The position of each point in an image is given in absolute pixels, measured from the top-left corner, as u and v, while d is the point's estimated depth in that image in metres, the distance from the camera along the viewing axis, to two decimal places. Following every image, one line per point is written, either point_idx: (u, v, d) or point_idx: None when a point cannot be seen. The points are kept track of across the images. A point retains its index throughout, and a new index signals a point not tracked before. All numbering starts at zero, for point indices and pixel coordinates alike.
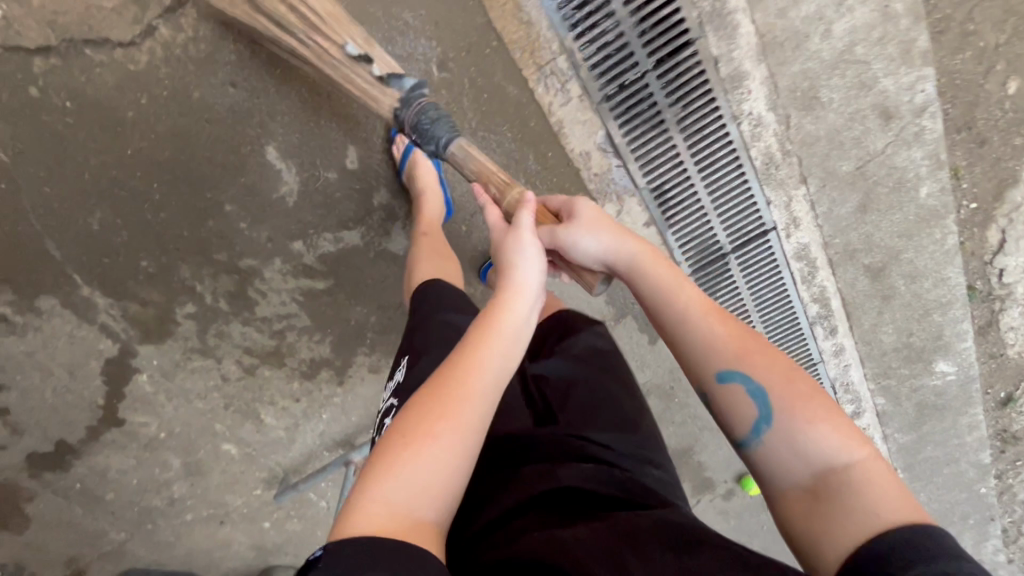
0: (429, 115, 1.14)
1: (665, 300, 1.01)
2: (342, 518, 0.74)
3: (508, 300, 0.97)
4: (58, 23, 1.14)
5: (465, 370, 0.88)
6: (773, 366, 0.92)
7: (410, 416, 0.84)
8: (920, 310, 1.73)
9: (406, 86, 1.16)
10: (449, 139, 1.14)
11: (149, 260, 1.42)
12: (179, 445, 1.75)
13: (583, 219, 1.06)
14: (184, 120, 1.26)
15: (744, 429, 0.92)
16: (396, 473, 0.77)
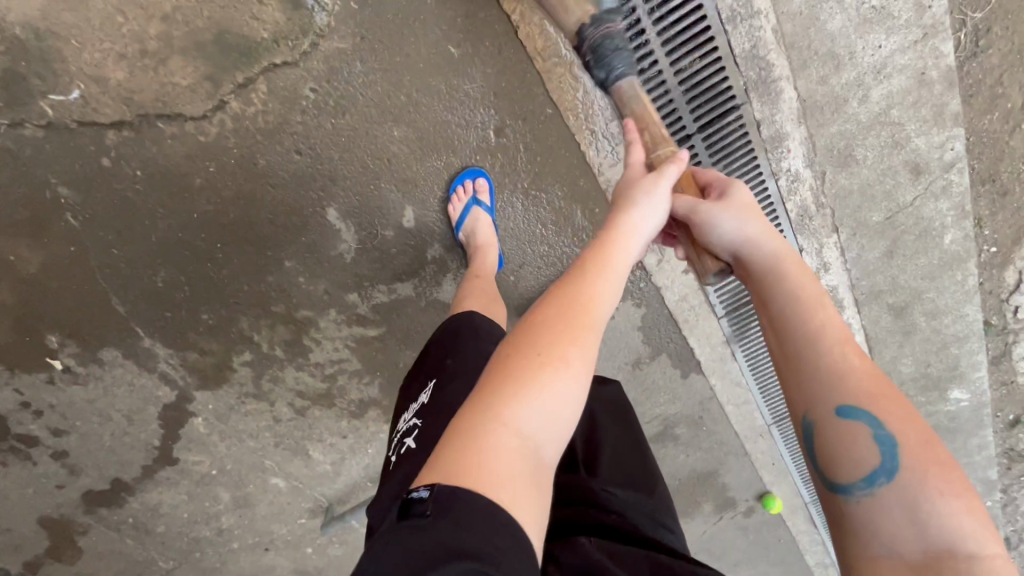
0: (613, 43, 1.12)
1: (797, 316, 0.93)
2: (463, 457, 0.71)
3: (623, 238, 0.97)
4: (133, 99, 1.18)
5: (585, 297, 0.87)
6: (910, 422, 0.84)
7: (535, 342, 0.82)
8: (938, 343, 1.82)
9: (602, 7, 1.13)
10: (623, 75, 1.13)
11: (210, 313, 1.46)
12: (230, 480, 1.80)
13: (736, 202, 1.03)
14: (250, 185, 1.30)
15: (851, 466, 0.84)
16: (530, 398, 0.76)
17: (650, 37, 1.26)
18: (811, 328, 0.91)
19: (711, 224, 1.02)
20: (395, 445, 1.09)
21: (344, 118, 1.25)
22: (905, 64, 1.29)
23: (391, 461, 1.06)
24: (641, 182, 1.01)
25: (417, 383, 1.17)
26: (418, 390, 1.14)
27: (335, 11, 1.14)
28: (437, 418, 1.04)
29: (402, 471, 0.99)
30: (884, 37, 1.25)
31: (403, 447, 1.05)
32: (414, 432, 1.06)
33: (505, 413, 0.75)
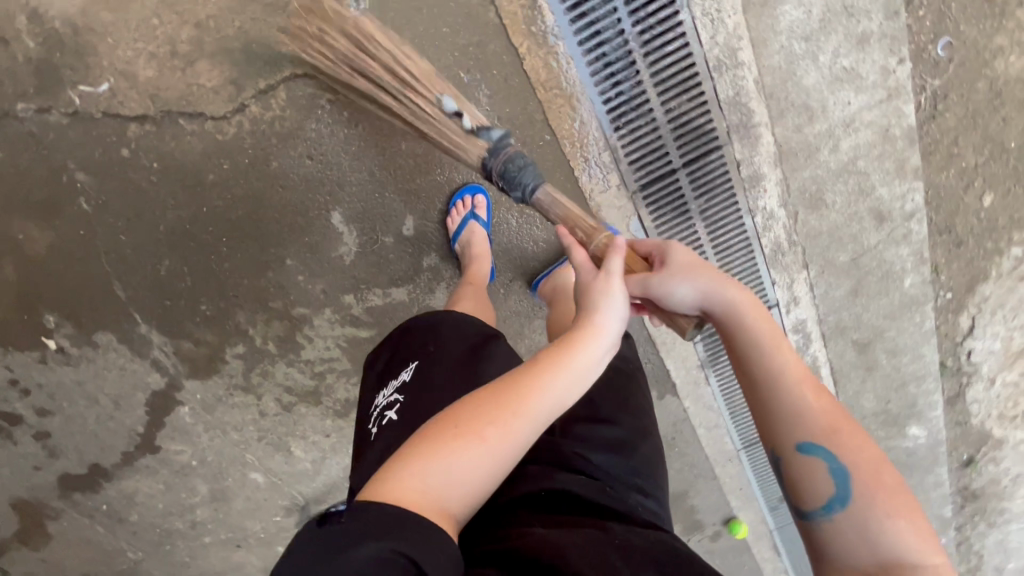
0: (519, 163, 1.17)
1: (757, 363, 0.97)
2: (379, 490, 0.80)
3: (585, 336, 0.99)
4: (159, 96, 1.25)
5: (518, 385, 0.93)
6: (862, 449, 0.90)
7: (465, 413, 0.90)
8: (898, 381, 1.93)
9: (492, 137, 1.19)
10: (537, 186, 1.17)
11: (208, 304, 1.51)
12: (209, 472, 1.82)
13: (678, 266, 1.04)
14: (260, 184, 1.37)
15: (809, 497, 0.91)
16: (438, 460, 0.84)
17: (644, 78, 1.34)
18: (773, 373, 0.96)
19: (664, 293, 1.03)
20: (375, 418, 1.16)
21: (356, 128, 1.34)
22: (873, 119, 1.42)
23: (372, 433, 1.13)
24: (587, 279, 1.03)
25: (396, 363, 1.23)
26: (399, 367, 1.21)
27: None
28: (419, 396, 1.12)
29: (382, 443, 1.08)
30: (852, 94, 1.39)
31: (385, 418, 1.12)
32: (395, 407, 1.13)
33: (421, 463, 0.83)
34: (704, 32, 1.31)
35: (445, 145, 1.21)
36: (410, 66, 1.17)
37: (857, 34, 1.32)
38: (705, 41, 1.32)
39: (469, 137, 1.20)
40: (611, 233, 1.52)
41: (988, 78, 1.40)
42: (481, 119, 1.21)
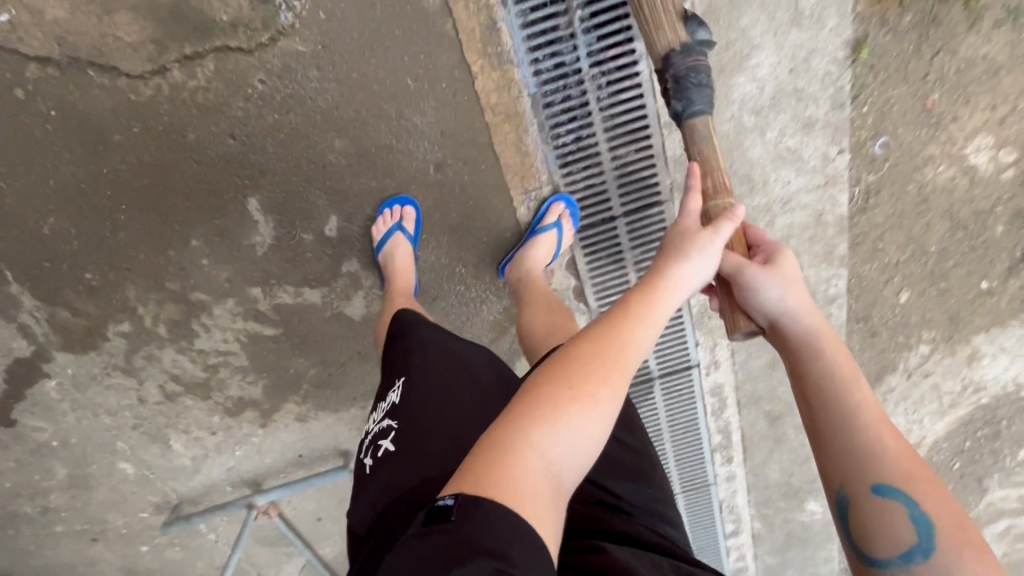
0: (701, 74, 0.99)
1: (833, 393, 0.88)
2: (491, 473, 0.73)
3: (667, 286, 0.95)
4: (66, 40, 1.13)
5: (621, 343, 0.88)
6: (945, 502, 0.81)
7: (566, 378, 0.83)
8: (802, 456, 1.97)
9: (697, 36, 1.01)
10: (704, 113, 1.00)
11: (94, 273, 1.37)
12: (70, 456, 1.64)
13: (783, 270, 0.96)
14: (172, 155, 1.26)
15: (881, 545, 0.82)
16: (558, 429, 0.78)
17: (595, 121, 1.32)
18: (849, 402, 0.87)
19: (753, 289, 0.96)
20: (366, 449, 1.02)
21: (288, 115, 1.25)
22: (807, 201, 1.45)
23: (365, 467, 0.99)
24: (692, 234, 0.97)
25: (383, 381, 1.12)
26: (385, 390, 1.09)
27: (301, 15, 1.16)
28: (414, 414, 1.00)
29: (383, 475, 0.94)
30: (792, 175, 1.42)
31: (379, 449, 0.98)
32: (391, 433, 1.00)
33: (530, 440, 0.77)
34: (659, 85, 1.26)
35: (642, 23, 1.04)
36: None
37: (803, 118, 1.34)
38: (660, 95, 1.28)
39: (678, 25, 1.02)
40: (563, 205, 1.42)
41: (919, 183, 1.46)
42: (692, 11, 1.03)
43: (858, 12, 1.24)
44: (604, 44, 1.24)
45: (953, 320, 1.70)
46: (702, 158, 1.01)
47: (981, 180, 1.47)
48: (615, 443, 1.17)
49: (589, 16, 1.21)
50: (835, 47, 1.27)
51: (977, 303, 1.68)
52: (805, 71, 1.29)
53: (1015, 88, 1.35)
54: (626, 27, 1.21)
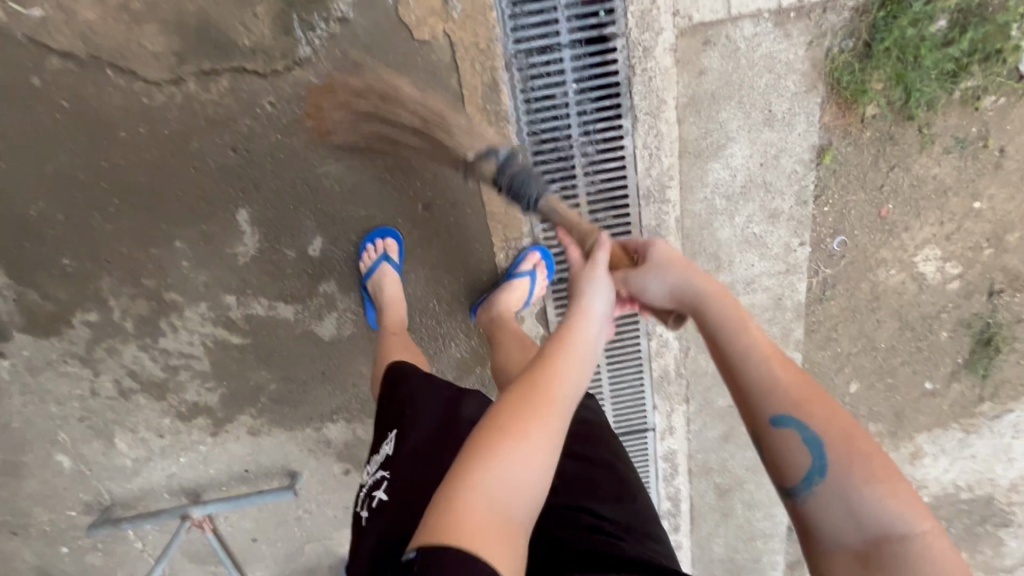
0: (524, 174, 1.20)
1: (728, 339, 0.90)
2: (438, 525, 0.72)
3: (576, 323, 1.00)
4: (93, 41, 1.21)
5: (543, 380, 0.90)
6: (835, 419, 0.82)
7: (495, 423, 0.84)
8: (748, 534, 1.97)
9: (500, 156, 1.24)
10: (540, 196, 1.18)
11: (72, 260, 1.39)
12: (8, 440, 1.60)
13: (655, 259, 1.03)
14: (173, 159, 1.31)
15: (785, 469, 0.82)
16: (494, 470, 0.78)
17: (578, 184, 1.41)
18: (734, 345, 0.89)
19: (640, 288, 1.03)
20: (363, 501, 1.02)
21: (291, 138, 1.32)
22: (769, 285, 1.54)
23: (362, 517, 0.99)
24: (580, 272, 1.06)
25: (382, 431, 1.12)
26: (381, 441, 1.10)
27: (319, 50, 1.25)
28: (404, 465, 0.99)
29: (378, 525, 0.94)
30: (756, 259, 1.51)
31: (374, 499, 0.99)
32: (384, 483, 1.00)
33: (469, 485, 0.77)
34: (641, 162, 1.39)
35: (466, 168, 1.28)
36: (431, 104, 1.30)
37: (770, 209, 1.45)
38: (641, 170, 1.40)
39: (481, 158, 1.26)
40: (539, 254, 1.47)
41: (871, 281, 1.57)
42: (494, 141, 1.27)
43: (824, 122, 1.37)
44: (595, 116, 1.35)
45: (899, 417, 1.78)
46: (561, 223, 1.16)
47: (929, 287, 1.59)
48: (597, 467, 1.12)
49: (583, 90, 1.33)
50: (802, 150, 1.39)
51: (921, 403, 1.76)
52: (774, 167, 1.40)
53: (960, 210, 1.49)
54: (616, 104, 1.34)
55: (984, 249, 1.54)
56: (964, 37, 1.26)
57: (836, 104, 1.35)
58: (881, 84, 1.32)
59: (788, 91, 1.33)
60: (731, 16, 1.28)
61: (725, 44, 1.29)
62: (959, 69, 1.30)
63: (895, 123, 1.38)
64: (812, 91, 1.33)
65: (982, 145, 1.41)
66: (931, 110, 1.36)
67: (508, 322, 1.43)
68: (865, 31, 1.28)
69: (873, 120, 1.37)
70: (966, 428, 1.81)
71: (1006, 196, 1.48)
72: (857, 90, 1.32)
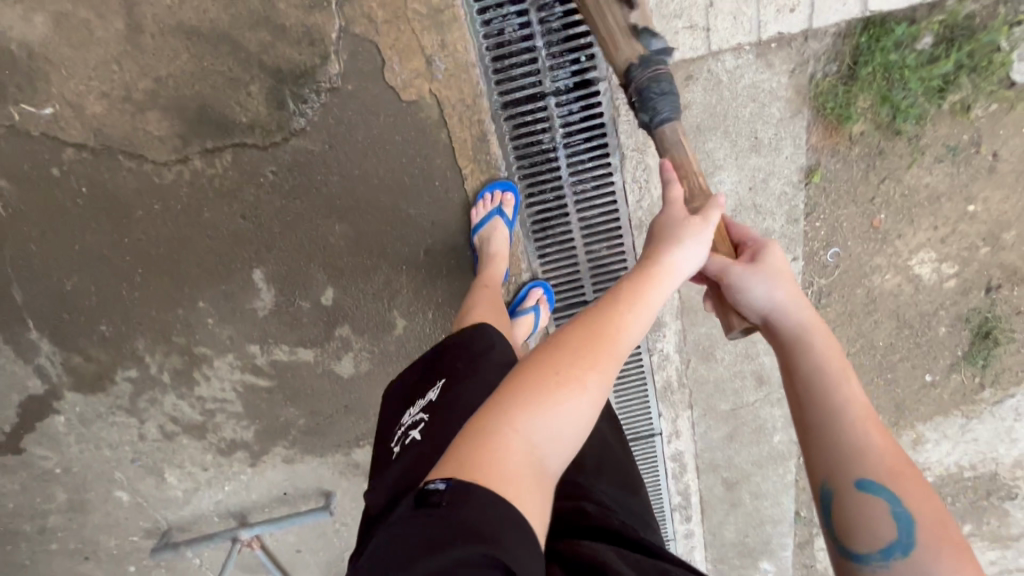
0: (664, 83, 0.98)
1: (820, 386, 0.88)
2: (480, 454, 0.77)
3: (660, 278, 0.95)
4: (102, 131, 1.28)
5: (612, 327, 0.91)
6: (924, 498, 0.82)
7: (549, 367, 0.86)
8: (757, 520, 2.08)
9: (652, 47, 1.01)
10: (669, 119, 0.99)
11: (108, 325, 1.51)
12: (72, 482, 1.76)
13: (767, 266, 0.96)
14: (188, 229, 1.40)
15: (866, 538, 0.82)
16: (542, 414, 0.81)
17: (573, 221, 1.46)
18: (837, 398, 0.87)
19: (741, 289, 0.96)
20: (398, 437, 1.11)
21: (296, 202, 1.39)
22: None
23: (393, 452, 1.08)
24: (681, 222, 0.96)
25: (425, 378, 1.20)
26: (424, 386, 1.18)
27: (312, 119, 1.30)
28: (443, 412, 1.07)
29: (406, 460, 1.02)
30: None
31: (407, 437, 1.08)
32: (419, 425, 1.09)
33: (518, 422, 0.80)
34: (631, 196, 1.41)
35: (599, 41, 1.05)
36: None
37: (761, 229, 1.48)
38: (631, 203, 1.42)
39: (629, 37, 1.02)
40: (541, 291, 1.54)
41: (866, 287, 1.61)
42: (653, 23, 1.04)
43: (812, 143, 1.38)
44: (585, 156, 1.38)
45: (900, 408, 1.84)
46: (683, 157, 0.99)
47: (925, 287, 1.61)
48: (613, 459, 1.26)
49: (571, 132, 1.36)
50: (790, 171, 1.41)
51: (922, 394, 1.80)
52: (764, 190, 1.43)
53: (954, 213, 1.50)
54: (603, 144, 1.36)
55: (981, 248, 1.55)
56: (950, 54, 1.25)
57: (823, 126, 1.36)
58: (867, 105, 1.32)
59: (773, 118, 1.34)
60: (711, 52, 1.28)
61: (707, 77, 1.31)
62: (947, 84, 1.29)
63: (884, 138, 1.39)
64: (798, 115, 1.34)
65: (974, 150, 1.41)
66: (920, 123, 1.36)
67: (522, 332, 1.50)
68: (849, 53, 1.28)
69: (861, 136, 1.38)
70: (967, 413, 1.85)
71: (1001, 198, 1.48)
72: (842, 115, 1.32)
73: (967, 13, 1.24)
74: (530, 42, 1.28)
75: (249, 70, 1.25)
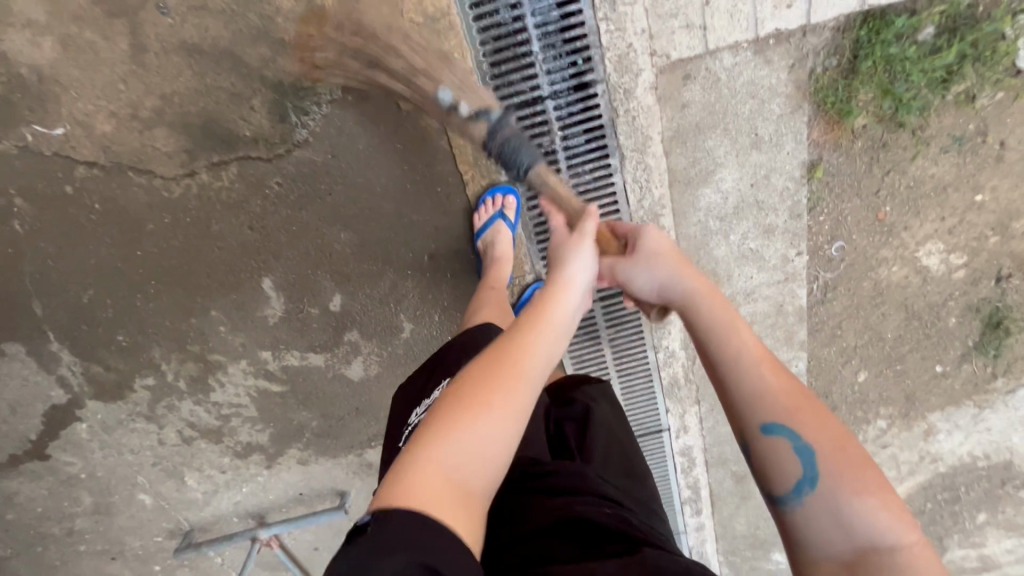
0: (513, 142, 1.14)
1: (714, 343, 0.93)
2: (396, 485, 0.76)
3: (560, 292, 1.01)
4: (112, 149, 1.31)
5: (514, 347, 0.92)
6: (823, 424, 0.83)
7: (458, 393, 0.87)
8: (767, 512, 2.08)
9: (493, 119, 1.17)
10: (530, 166, 1.14)
11: (125, 335, 1.55)
12: (96, 486, 1.82)
13: (644, 250, 1.06)
14: (198, 241, 1.43)
15: (778, 481, 0.83)
16: (452, 439, 0.80)
17: None
18: (725, 348, 0.92)
19: (629, 278, 1.07)
20: (406, 436, 1.13)
21: (301, 211, 1.41)
22: (769, 293, 1.59)
23: (401, 450, 1.10)
24: (563, 243, 1.08)
25: (433, 378, 1.21)
26: (432, 386, 1.19)
27: (315, 131, 1.32)
28: None
29: None
30: (754, 271, 1.55)
31: (415, 436, 1.09)
32: (426, 424, 1.10)
33: (432, 449, 0.80)
34: (632, 196, 1.42)
35: (455, 126, 1.24)
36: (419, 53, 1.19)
37: (764, 225, 1.48)
38: (632, 203, 1.44)
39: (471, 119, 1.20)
40: None
41: (873, 280, 1.59)
42: (484, 102, 1.18)
43: (813, 138, 1.38)
44: (584, 158, 1.39)
45: (910, 399, 1.81)
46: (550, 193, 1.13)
47: (934, 278, 1.59)
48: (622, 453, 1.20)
49: (570, 135, 1.36)
50: (792, 167, 1.40)
51: (933, 385, 1.77)
52: (765, 186, 1.43)
53: (961, 204, 1.48)
54: (603, 146, 1.37)
55: (990, 237, 1.53)
56: (953, 45, 1.24)
57: (824, 121, 1.35)
58: (868, 99, 1.32)
59: (773, 114, 1.34)
60: (709, 50, 1.28)
61: (705, 76, 1.30)
62: (950, 75, 1.28)
63: (887, 131, 1.37)
64: (798, 111, 1.34)
65: (981, 140, 1.39)
66: (924, 115, 1.35)
67: None
68: (848, 47, 1.28)
69: (863, 130, 1.37)
70: (980, 404, 1.82)
71: (1009, 186, 1.45)
72: (844, 110, 1.32)
73: (970, 3, 1.23)
74: (526, 48, 1.28)
75: (252, 85, 1.27)
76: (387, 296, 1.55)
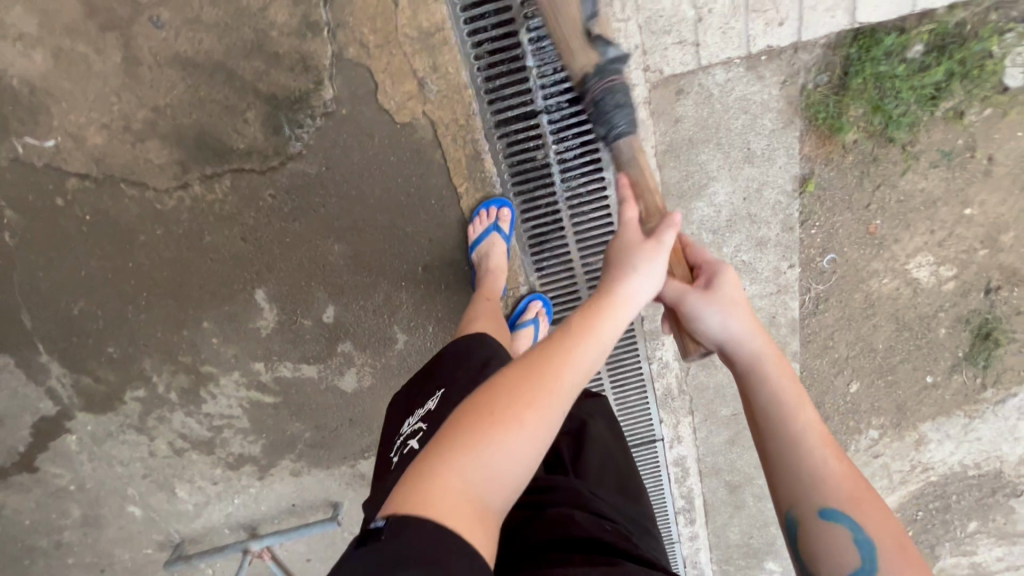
0: (619, 97, 1.03)
1: (777, 415, 0.91)
2: (416, 492, 0.77)
3: (615, 305, 0.96)
4: (104, 161, 1.31)
5: (556, 361, 0.88)
6: (884, 519, 0.84)
7: (491, 404, 0.84)
8: (760, 521, 2.08)
9: (608, 55, 1.03)
10: (624, 133, 1.04)
11: (116, 347, 1.54)
12: (85, 498, 1.80)
13: (720, 294, 1.00)
14: (190, 253, 1.43)
15: (832, 567, 0.85)
16: (480, 455, 0.79)
17: (568, 234, 1.47)
18: (792, 426, 0.90)
19: (694, 317, 1.01)
20: (397, 448, 1.13)
21: (294, 223, 1.41)
22: (762, 305, 1.60)
23: (393, 461, 1.09)
24: (636, 247, 1.00)
25: (425, 390, 1.21)
26: (424, 397, 1.19)
27: (309, 144, 1.32)
28: (440, 419, 1.08)
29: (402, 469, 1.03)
30: (748, 283, 1.56)
31: (406, 447, 1.08)
32: (418, 434, 1.10)
33: (458, 462, 0.79)
34: None
35: (558, 40, 1.05)
36: None
37: (757, 238, 1.49)
38: None
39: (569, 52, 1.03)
40: (541, 304, 1.54)
41: (865, 291, 1.60)
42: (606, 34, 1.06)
43: (805, 152, 1.39)
44: (579, 172, 1.39)
45: (901, 409, 1.82)
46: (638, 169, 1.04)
47: (924, 290, 1.60)
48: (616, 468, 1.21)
49: (564, 148, 1.37)
50: (784, 181, 1.42)
51: (924, 395, 1.78)
52: (758, 200, 1.44)
53: (950, 217, 1.49)
54: (596, 160, 1.38)
55: (978, 250, 1.54)
56: (940, 63, 1.27)
57: (816, 136, 1.37)
58: (858, 115, 1.34)
59: (765, 129, 1.35)
60: (702, 66, 1.29)
61: (698, 91, 1.32)
62: (938, 91, 1.30)
63: (877, 145, 1.39)
64: (790, 126, 1.35)
65: (969, 154, 1.41)
66: (913, 130, 1.37)
67: (523, 344, 1.51)
68: (839, 64, 1.30)
69: (855, 144, 1.39)
70: (970, 414, 1.83)
71: (997, 201, 1.47)
72: (834, 125, 1.34)
73: (957, 22, 1.26)
74: (520, 63, 1.29)
75: (245, 98, 1.27)
76: (381, 308, 1.55)
